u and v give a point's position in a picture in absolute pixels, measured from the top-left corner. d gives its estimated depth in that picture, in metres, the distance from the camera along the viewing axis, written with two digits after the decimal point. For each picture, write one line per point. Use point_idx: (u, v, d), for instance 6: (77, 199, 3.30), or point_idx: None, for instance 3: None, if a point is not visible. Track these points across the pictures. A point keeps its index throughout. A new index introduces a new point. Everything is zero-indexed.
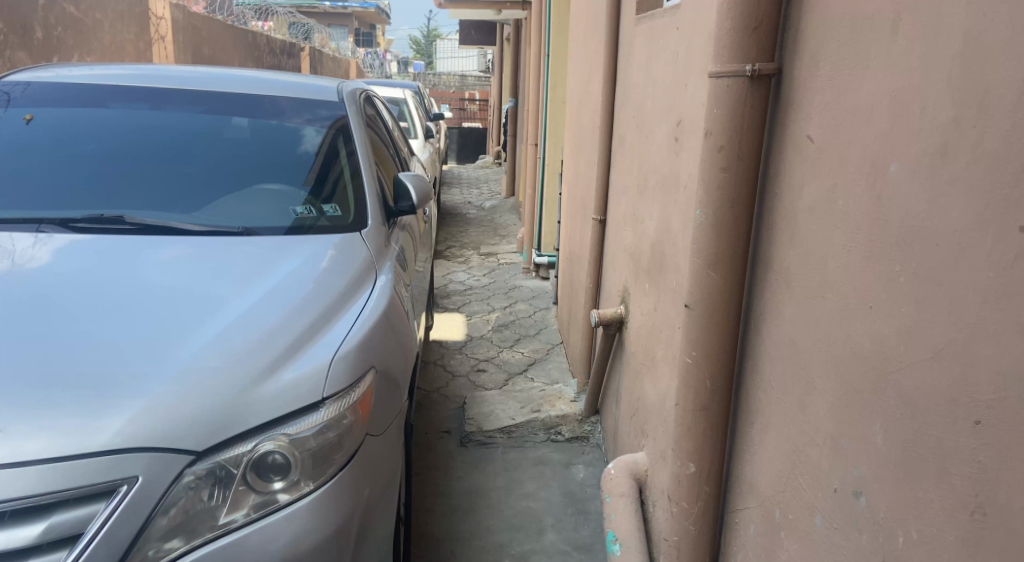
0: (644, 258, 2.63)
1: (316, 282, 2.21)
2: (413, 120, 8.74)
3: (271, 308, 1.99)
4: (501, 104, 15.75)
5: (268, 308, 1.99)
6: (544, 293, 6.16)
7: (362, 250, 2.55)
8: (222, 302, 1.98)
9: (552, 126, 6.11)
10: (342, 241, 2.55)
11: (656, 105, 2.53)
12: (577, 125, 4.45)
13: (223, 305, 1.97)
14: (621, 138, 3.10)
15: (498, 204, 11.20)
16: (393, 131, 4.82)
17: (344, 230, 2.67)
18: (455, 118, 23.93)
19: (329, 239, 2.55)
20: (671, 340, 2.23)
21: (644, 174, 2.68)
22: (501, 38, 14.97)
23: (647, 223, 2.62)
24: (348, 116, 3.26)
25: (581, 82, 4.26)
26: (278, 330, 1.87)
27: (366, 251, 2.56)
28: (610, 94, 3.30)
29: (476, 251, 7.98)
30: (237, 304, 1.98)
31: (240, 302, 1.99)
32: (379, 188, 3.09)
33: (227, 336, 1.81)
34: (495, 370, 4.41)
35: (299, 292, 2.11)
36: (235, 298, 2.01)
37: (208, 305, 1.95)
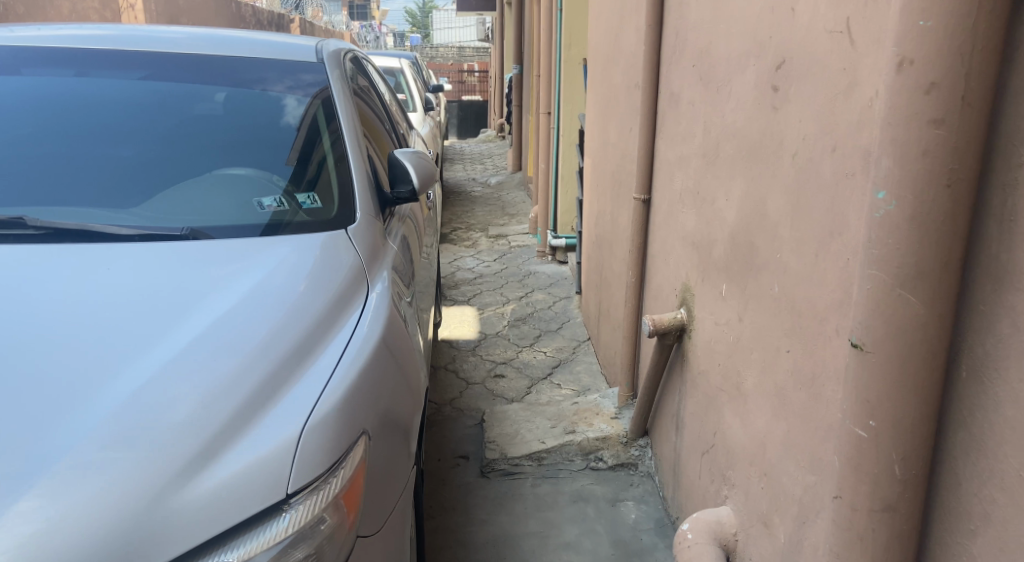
0: (717, 251, 2.04)
1: (287, 300, 1.61)
2: (410, 91, 8.12)
3: (221, 340, 1.40)
4: (503, 74, 15.01)
5: (216, 340, 1.39)
6: (562, 279, 5.56)
7: (349, 253, 1.94)
8: (152, 330, 1.39)
9: (569, 91, 5.52)
10: (324, 241, 1.95)
11: (737, 47, 1.92)
12: (604, 88, 3.84)
13: (151, 335, 1.38)
14: (674, 95, 2.49)
15: (505, 181, 10.60)
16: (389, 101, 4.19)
17: (327, 227, 2.05)
18: (455, 92, 23.27)
19: (308, 240, 1.94)
20: (775, 366, 1.65)
21: (715, 140, 2.09)
22: (500, 3, 14.28)
23: (721, 203, 2.02)
24: (333, 79, 2.62)
25: (609, 35, 3.65)
26: (227, 383, 1.29)
27: (355, 254, 1.95)
28: (656, 42, 2.69)
29: (484, 234, 7.39)
30: (175, 332, 1.40)
31: (179, 330, 1.41)
32: (371, 169, 2.46)
33: (151, 393, 1.23)
34: (515, 376, 3.83)
35: (265, 314, 1.52)
36: (171, 324, 1.42)
37: (129, 336, 1.37)
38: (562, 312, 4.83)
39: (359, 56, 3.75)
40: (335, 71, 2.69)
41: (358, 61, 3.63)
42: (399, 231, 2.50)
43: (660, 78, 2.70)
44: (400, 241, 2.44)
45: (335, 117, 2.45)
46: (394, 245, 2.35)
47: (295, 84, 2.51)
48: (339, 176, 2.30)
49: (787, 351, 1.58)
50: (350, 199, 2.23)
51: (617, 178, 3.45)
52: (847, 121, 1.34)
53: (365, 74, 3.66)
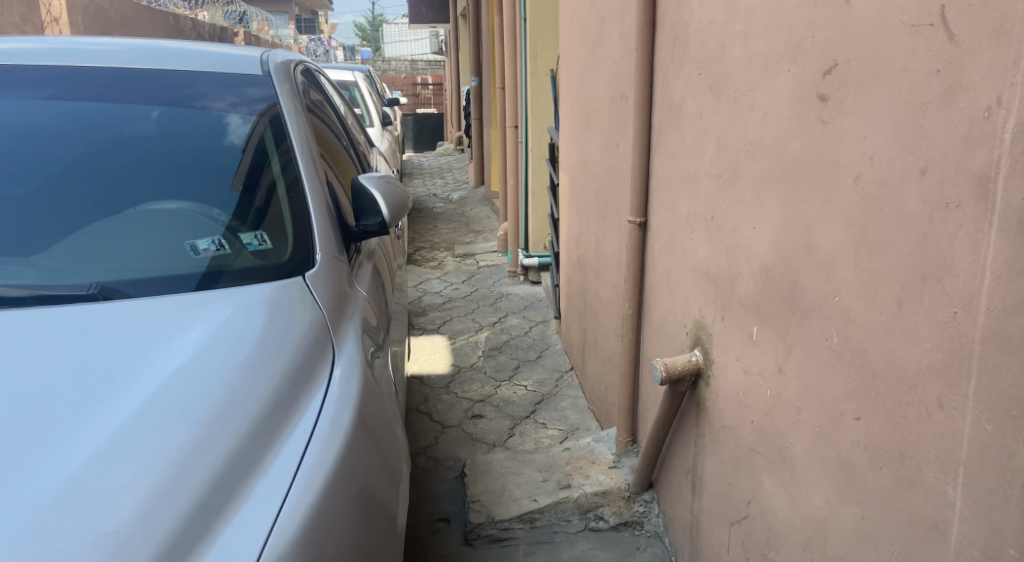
0: (743, 287, 1.75)
1: (234, 372, 1.41)
2: (365, 105, 7.74)
3: (156, 440, 1.23)
4: (460, 85, 14.71)
5: (151, 440, 1.23)
6: (537, 302, 5.25)
7: (307, 307, 1.67)
8: (72, 426, 1.22)
9: (535, 103, 5.28)
10: (276, 296, 1.65)
11: (761, 49, 1.64)
12: (581, 100, 3.55)
13: (62, 449, 1.18)
14: (676, 106, 2.21)
15: (467, 195, 10.27)
16: (345, 117, 3.82)
17: (277, 280, 1.72)
18: (410, 105, 22.86)
19: (261, 290, 1.66)
20: (836, 434, 1.36)
21: (733, 158, 1.80)
22: (455, 13, 14.00)
23: (747, 232, 1.73)
24: (282, 93, 2.25)
25: (587, 42, 3.36)
26: (160, 518, 1.12)
27: (306, 316, 1.66)
28: (649, 46, 2.40)
29: (450, 253, 7.05)
30: (90, 443, 1.20)
31: (95, 439, 1.20)
32: (332, 198, 2.10)
33: (79, 517, 1.08)
34: (495, 416, 3.51)
35: (208, 394, 1.34)
36: (87, 431, 1.22)
37: (35, 453, 1.17)
38: (540, 339, 4.52)
39: (311, 68, 3.36)
40: (285, 84, 2.32)
41: (310, 73, 3.24)
42: (363, 269, 2.13)
43: (654, 86, 2.42)
44: (367, 282, 2.08)
45: (288, 137, 2.09)
46: (361, 288, 1.99)
47: (239, 100, 2.14)
48: (292, 207, 1.94)
49: (857, 419, 1.29)
50: (308, 235, 1.88)
51: (602, 197, 3.15)
52: (945, 139, 1.05)
53: (318, 88, 3.27)
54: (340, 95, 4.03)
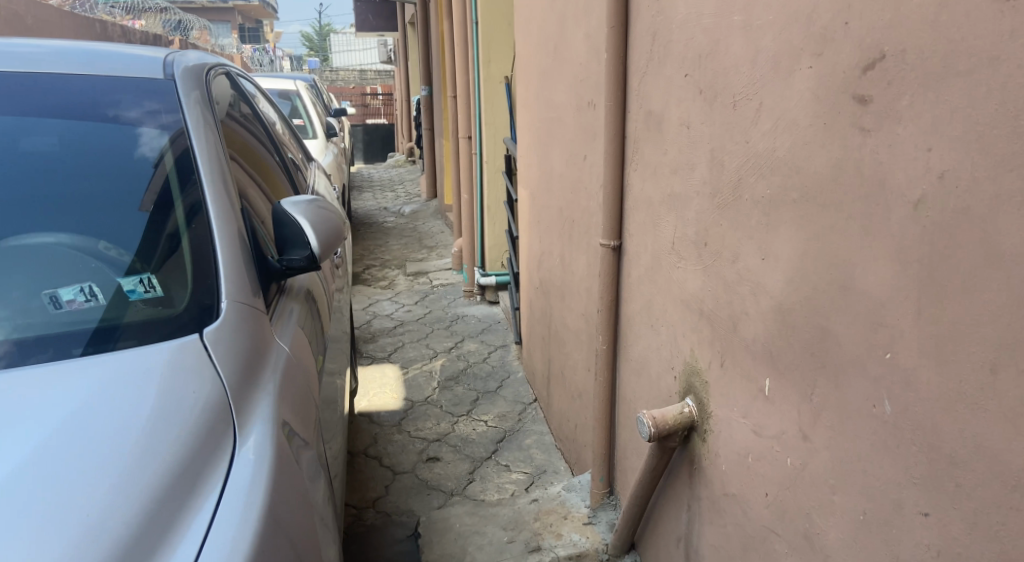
0: (749, 330, 1.45)
1: (109, 476, 1.08)
2: (309, 115, 7.42)
3: None
4: (409, 95, 14.33)
5: None
6: (495, 325, 4.92)
7: (205, 380, 1.30)
8: None
9: (489, 113, 4.99)
10: (162, 366, 1.29)
11: (769, 42, 1.35)
12: (541, 107, 3.26)
13: None
14: (656, 114, 1.93)
15: (419, 209, 9.89)
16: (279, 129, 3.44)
17: (164, 340, 1.37)
18: (359, 115, 22.36)
19: (146, 360, 1.30)
20: (892, 529, 1.06)
21: (733, 174, 1.51)
22: (403, 23, 13.67)
23: (752, 262, 1.44)
24: (190, 96, 1.87)
25: (547, 44, 3.07)
26: None
27: (207, 386, 1.29)
28: (622, 46, 2.11)
29: (401, 272, 6.66)
30: None
31: None
32: (248, 224, 1.72)
33: None
34: (452, 458, 3.15)
35: (51, 516, 1.01)
36: None
37: None
38: (500, 367, 4.18)
39: (236, 73, 2.94)
40: (195, 89, 1.91)
41: (232, 80, 2.81)
42: (288, 309, 1.76)
43: (629, 91, 2.13)
44: (293, 325, 1.70)
45: (189, 148, 1.70)
46: (284, 337, 1.61)
47: (163, 107, 1.77)
48: (195, 242, 1.57)
49: (925, 514, 1.00)
50: (211, 280, 1.52)
51: (570, 215, 2.85)
52: None
53: (242, 97, 2.85)
54: (275, 103, 3.63)
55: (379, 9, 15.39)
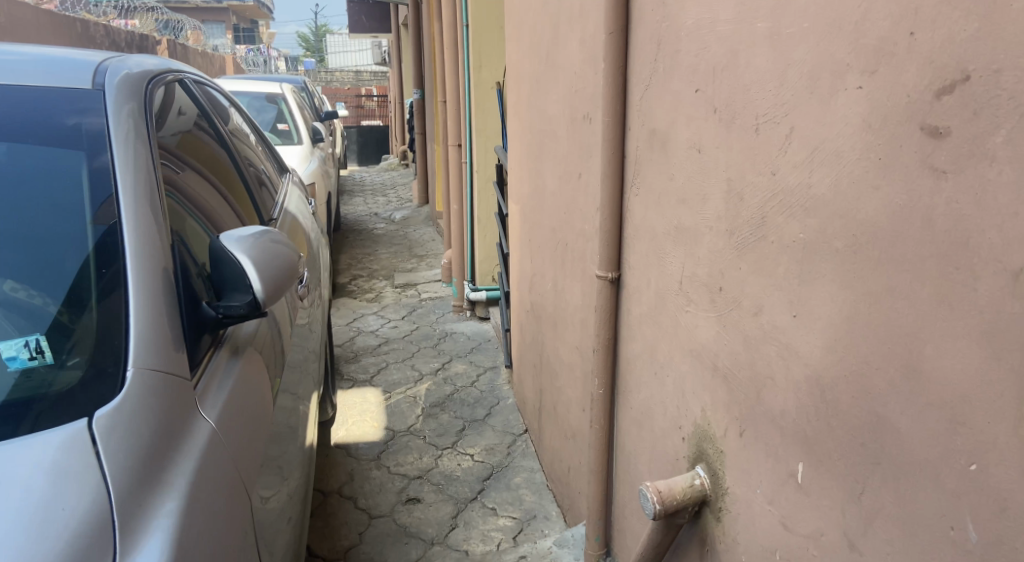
0: (776, 402, 1.21)
1: None
2: (294, 120, 7.19)
3: None
4: (402, 97, 14.09)
5: None
6: (485, 344, 4.67)
7: (88, 485, 1.02)
8: None
9: (480, 120, 4.74)
10: (36, 470, 1.01)
11: (802, 54, 1.12)
12: (533, 119, 3.01)
13: None
14: (661, 133, 1.69)
15: (410, 215, 9.65)
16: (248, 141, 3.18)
17: (57, 423, 1.10)
18: (352, 117, 22.14)
19: (18, 466, 1.02)
20: None
21: (755, 211, 1.27)
22: (397, 25, 13.42)
23: (779, 318, 1.21)
24: (125, 110, 1.61)
25: (540, 50, 2.82)
26: None
27: (91, 493, 1.01)
28: (621, 54, 1.87)
29: (389, 283, 6.41)
30: None
31: None
32: (181, 263, 1.45)
33: None
34: (435, 500, 2.90)
35: None
36: None
37: None
38: (489, 392, 3.93)
39: (193, 81, 2.67)
40: (130, 101, 1.65)
41: (188, 88, 2.54)
42: (228, 364, 1.43)
43: (631, 106, 1.88)
44: (231, 385, 1.39)
45: (110, 173, 1.43)
46: (210, 406, 1.30)
47: (89, 125, 1.51)
48: (110, 286, 1.30)
49: None
50: (119, 338, 1.24)
51: (563, 238, 2.61)
52: None
53: (199, 107, 2.58)
54: (243, 110, 3.35)
55: (372, 9, 15.14)
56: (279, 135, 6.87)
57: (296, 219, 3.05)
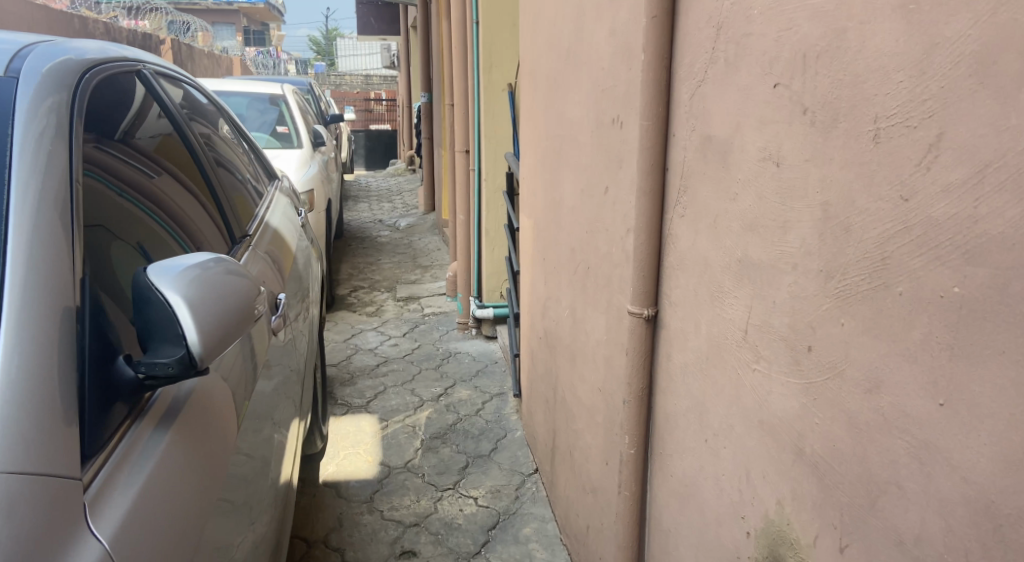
0: (906, 520, 0.87)
1: None
2: (295, 121, 6.89)
3: None
4: (410, 101, 13.80)
5: None
6: (491, 366, 4.32)
7: None
8: None
9: (489, 125, 4.42)
10: None
11: (961, 28, 0.78)
12: (549, 124, 2.68)
13: None
14: (717, 142, 1.35)
15: (415, 221, 9.32)
16: (228, 145, 2.84)
17: None
18: (360, 120, 21.91)
19: None
20: None
21: (869, 250, 0.93)
22: (405, 28, 13.13)
23: (910, 402, 0.86)
24: (44, 103, 1.28)
25: (559, 45, 2.49)
26: None
27: None
28: (664, 44, 1.54)
29: (390, 295, 6.08)
30: None
31: None
32: (93, 301, 1.11)
33: None
34: (432, 554, 2.55)
35: None
36: None
37: None
38: (495, 422, 3.58)
39: (158, 73, 2.34)
40: (51, 94, 1.31)
41: (151, 80, 2.21)
42: (154, 434, 1.09)
43: (676, 108, 1.55)
44: (154, 465, 1.05)
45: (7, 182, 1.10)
46: (114, 506, 0.95)
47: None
48: None
49: None
50: None
51: (584, 260, 2.27)
52: None
53: (163, 104, 2.25)
54: (225, 107, 3.02)
55: (380, 11, 14.85)
56: (279, 138, 6.57)
57: (280, 232, 2.72)
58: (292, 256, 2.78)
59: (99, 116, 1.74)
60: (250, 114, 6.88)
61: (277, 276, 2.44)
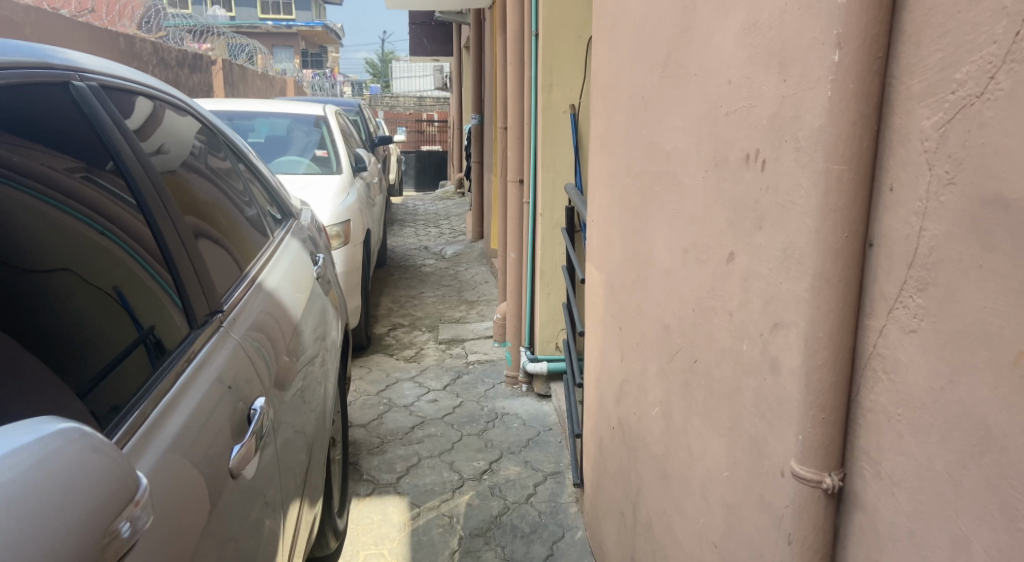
0: None
1: None
2: (336, 144, 6.43)
3: None
4: (462, 124, 13.37)
5: None
6: (545, 435, 3.67)
7: None
8: None
9: (548, 152, 3.82)
10: None
11: None
12: (631, 157, 2.07)
13: None
14: (1012, 210, 0.72)
15: (463, 250, 8.77)
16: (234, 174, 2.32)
17: None
18: (411, 142, 21.72)
19: None
20: None
21: None
22: (459, 49, 12.70)
23: None
24: None
25: (652, 53, 1.87)
26: None
27: None
28: (879, 39, 0.91)
29: (432, 336, 5.50)
30: None
31: None
32: None
33: None
34: None
35: None
36: None
37: None
38: (550, 516, 2.93)
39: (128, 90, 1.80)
40: None
41: (111, 103, 1.65)
42: None
43: (899, 143, 0.91)
44: None
45: None
46: None
47: None
48: None
49: None
50: None
51: (684, 347, 1.65)
52: None
53: (133, 134, 1.72)
54: (238, 136, 2.62)
55: (435, 32, 14.54)
56: (318, 163, 6.11)
57: (282, 289, 2.12)
58: (299, 315, 2.18)
59: (67, 140, 1.43)
60: (294, 136, 6.42)
61: (273, 352, 1.84)
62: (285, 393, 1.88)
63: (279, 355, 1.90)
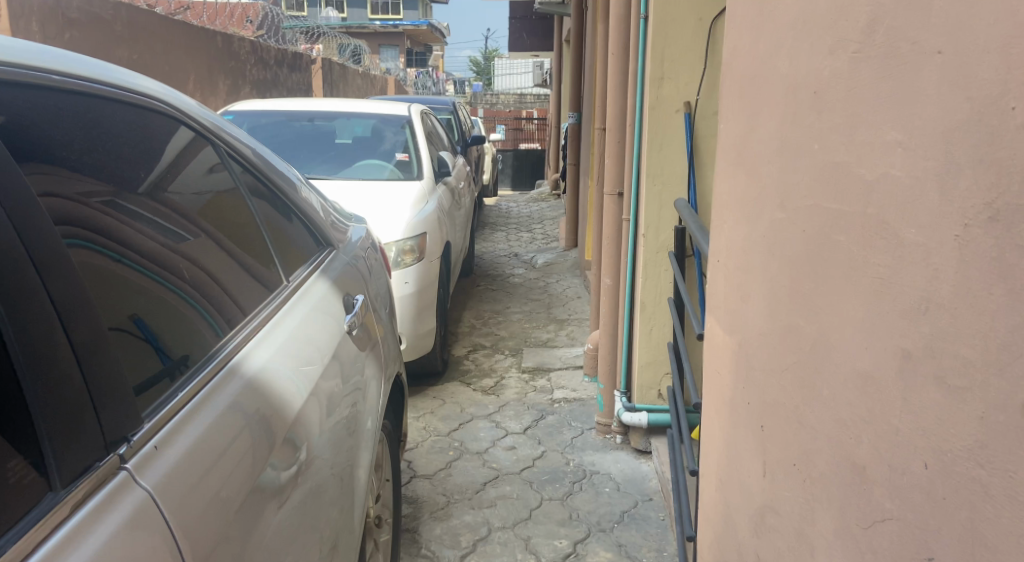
0: None
1: None
2: (420, 146, 5.95)
3: None
4: (559, 122, 12.73)
5: None
6: (645, 509, 3.01)
7: None
8: None
9: (655, 160, 3.13)
10: None
11: None
12: (788, 186, 1.39)
13: None
14: None
15: (555, 258, 8.14)
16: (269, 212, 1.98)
17: None
18: (507, 140, 21.26)
19: None
20: None
21: None
22: (558, 43, 12.07)
23: None
24: None
25: (836, 31, 1.19)
26: None
27: None
28: None
29: (515, 362, 4.91)
30: None
31: None
32: None
33: None
34: None
35: None
36: None
37: None
38: None
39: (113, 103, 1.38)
40: None
41: (99, 129, 1.32)
42: None
43: None
44: None
45: None
46: None
47: None
48: None
49: None
50: None
51: (896, 520, 0.97)
52: None
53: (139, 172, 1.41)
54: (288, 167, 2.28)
55: (534, 27, 13.94)
56: (400, 167, 5.65)
57: (272, 366, 1.48)
58: (307, 396, 1.55)
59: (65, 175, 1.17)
60: (385, 136, 5.96)
61: (246, 471, 1.22)
62: (270, 528, 1.26)
63: (258, 477, 1.25)
